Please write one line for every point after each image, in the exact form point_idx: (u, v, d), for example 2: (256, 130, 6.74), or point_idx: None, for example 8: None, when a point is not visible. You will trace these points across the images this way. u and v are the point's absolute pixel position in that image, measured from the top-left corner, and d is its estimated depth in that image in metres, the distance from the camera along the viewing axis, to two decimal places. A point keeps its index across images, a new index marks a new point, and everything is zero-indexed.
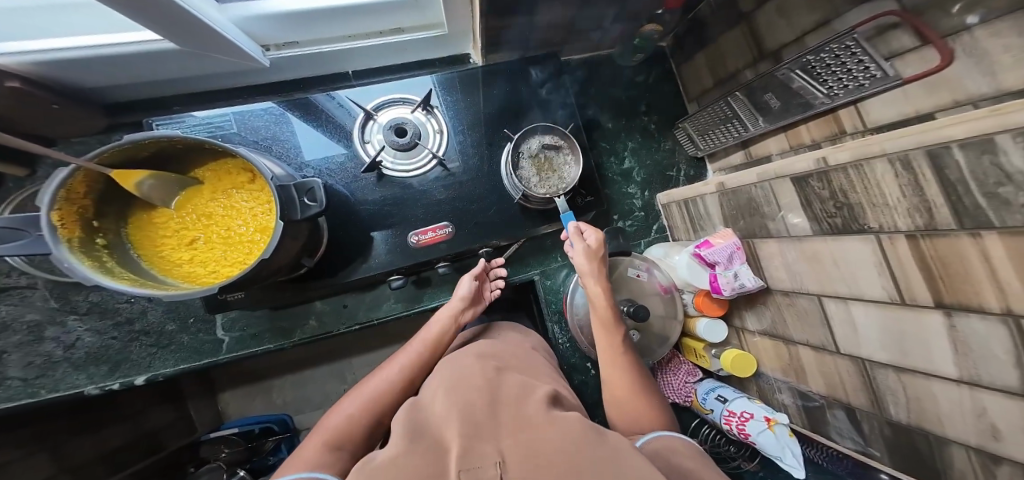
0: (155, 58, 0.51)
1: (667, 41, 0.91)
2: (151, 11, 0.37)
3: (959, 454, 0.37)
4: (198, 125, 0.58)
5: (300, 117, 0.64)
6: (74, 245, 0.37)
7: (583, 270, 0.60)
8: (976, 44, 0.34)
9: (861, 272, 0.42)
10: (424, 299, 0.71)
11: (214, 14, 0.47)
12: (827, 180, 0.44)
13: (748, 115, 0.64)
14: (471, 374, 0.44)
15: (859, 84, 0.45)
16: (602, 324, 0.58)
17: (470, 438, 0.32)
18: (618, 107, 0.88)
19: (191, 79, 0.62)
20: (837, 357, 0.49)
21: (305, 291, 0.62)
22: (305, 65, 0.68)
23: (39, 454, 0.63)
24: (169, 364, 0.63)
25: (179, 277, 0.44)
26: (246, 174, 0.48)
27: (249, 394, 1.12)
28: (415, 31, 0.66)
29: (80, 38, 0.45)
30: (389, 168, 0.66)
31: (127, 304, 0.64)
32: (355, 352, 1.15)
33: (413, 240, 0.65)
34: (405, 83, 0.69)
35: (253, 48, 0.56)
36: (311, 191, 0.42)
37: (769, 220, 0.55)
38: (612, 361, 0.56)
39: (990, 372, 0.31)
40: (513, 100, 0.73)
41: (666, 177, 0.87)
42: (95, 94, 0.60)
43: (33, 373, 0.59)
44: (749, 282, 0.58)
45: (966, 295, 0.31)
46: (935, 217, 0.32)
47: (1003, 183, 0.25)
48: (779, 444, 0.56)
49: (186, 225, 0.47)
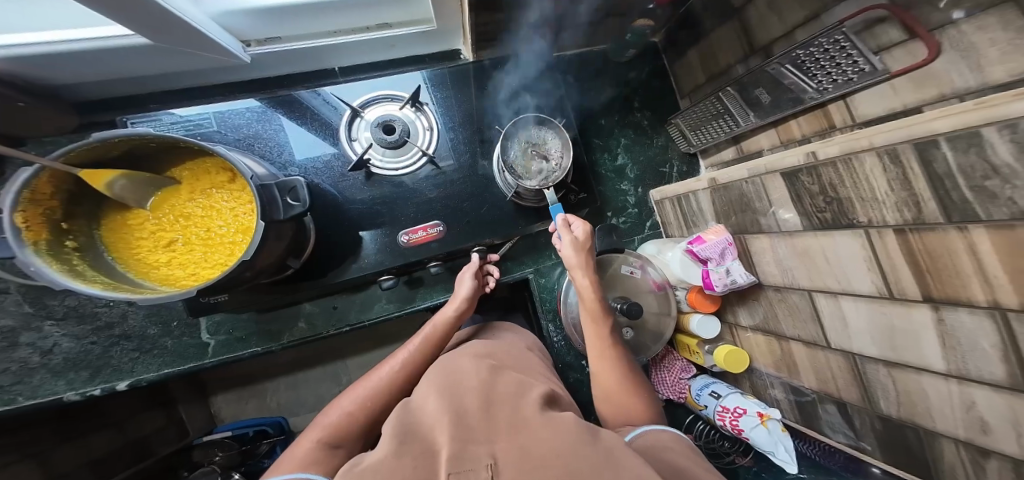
0: (129, 54, 0.49)
1: (659, 37, 0.90)
2: (127, 9, 0.35)
3: (949, 448, 0.37)
4: (175, 124, 0.56)
5: (285, 114, 0.62)
6: (40, 248, 0.36)
7: (572, 262, 0.59)
8: (962, 37, 0.34)
9: (851, 267, 0.42)
10: (417, 299, 0.70)
11: (191, 10, 0.45)
12: (816, 175, 0.43)
13: (739, 111, 0.63)
14: (465, 375, 0.43)
15: (847, 78, 0.45)
16: (591, 317, 0.57)
17: (461, 440, 0.31)
18: (611, 103, 0.88)
19: (170, 75, 0.60)
20: (828, 352, 0.49)
21: (292, 293, 0.60)
22: (288, 61, 0.66)
23: (22, 461, 0.62)
24: (152, 368, 0.62)
25: (156, 280, 0.43)
26: (225, 173, 0.46)
27: (241, 397, 1.10)
28: (402, 27, 0.65)
29: (43, 33, 0.43)
30: (378, 166, 0.65)
31: (106, 308, 0.63)
32: (350, 353, 1.14)
33: (403, 239, 0.64)
34: (392, 80, 0.68)
35: (232, 44, 0.54)
36: (294, 190, 0.41)
37: (760, 216, 0.55)
38: (601, 354, 0.55)
39: (979, 366, 0.30)
40: (504, 97, 0.73)
41: (659, 174, 0.87)
42: (65, 92, 0.58)
43: (9, 380, 0.57)
44: (741, 279, 0.57)
45: (954, 290, 0.31)
46: (923, 211, 0.32)
47: (990, 176, 0.25)
48: (773, 440, 0.56)
49: (163, 226, 0.46)
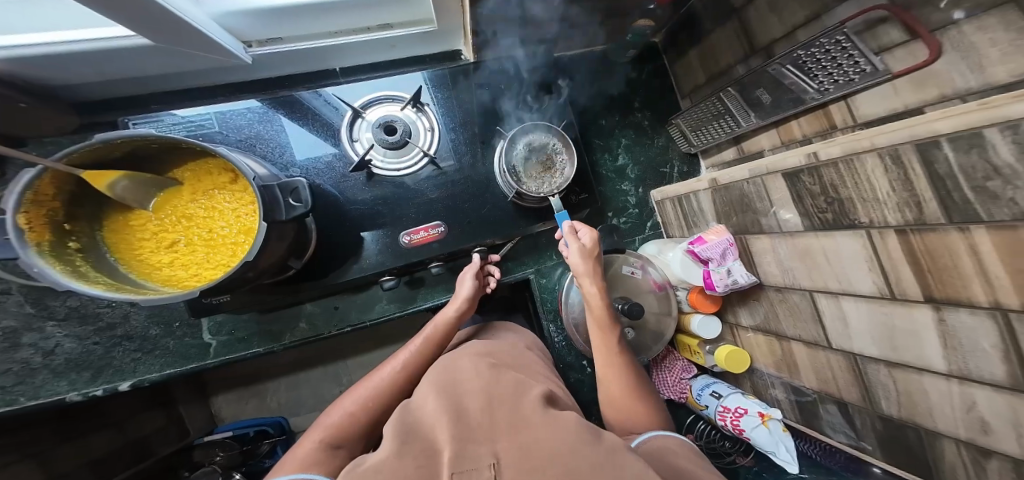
0: (130, 54, 0.49)
1: (659, 37, 0.90)
2: (129, 9, 0.35)
3: (949, 448, 0.37)
4: (177, 124, 0.56)
5: (286, 115, 0.62)
6: (43, 249, 0.36)
7: (579, 270, 0.59)
8: (963, 38, 0.34)
9: (852, 267, 0.42)
10: (418, 299, 0.70)
11: (192, 10, 0.45)
12: (817, 175, 0.44)
13: (740, 112, 0.63)
14: (466, 375, 0.43)
15: (849, 79, 0.45)
16: (599, 326, 0.58)
17: (463, 440, 0.31)
18: (612, 104, 0.88)
19: (171, 75, 0.60)
20: (829, 352, 0.49)
21: (293, 293, 0.60)
22: (289, 61, 0.66)
23: (23, 462, 0.62)
24: (154, 369, 0.62)
25: (159, 281, 0.43)
26: (227, 174, 0.46)
27: (242, 398, 1.10)
28: (403, 28, 0.65)
29: (45, 34, 0.43)
30: (379, 167, 0.65)
31: (107, 309, 0.63)
32: (351, 353, 1.14)
33: (404, 240, 0.64)
34: (393, 80, 0.68)
35: (233, 44, 0.54)
36: (296, 191, 0.41)
37: (762, 217, 0.55)
38: (608, 361, 0.56)
39: (980, 366, 0.30)
40: (505, 97, 0.73)
41: (659, 174, 0.87)
42: (66, 92, 0.58)
43: (10, 381, 0.57)
44: (742, 279, 0.57)
45: (955, 290, 0.31)
46: (924, 211, 0.32)
47: (991, 177, 0.25)
48: (774, 440, 0.56)
49: (165, 227, 0.46)
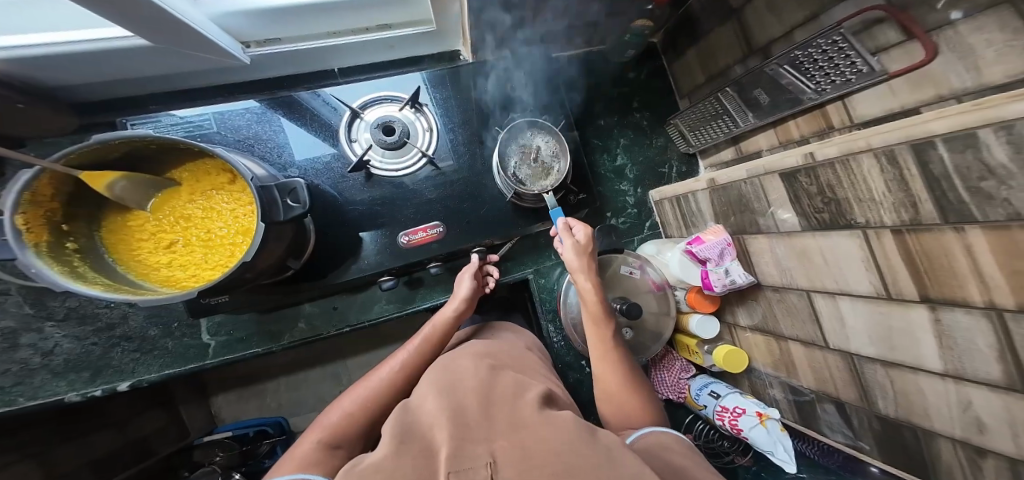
0: (129, 55, 0.50)
1: (658, 37, 0.91)
2: (127, 10, 0.35)
3: (946, 448, 0.37)
4: (175, 125, 0.57)
5: (285, 115, 0.62)
6: (41, 250, 0.36)
7: (574, 266, 0.59)
8: (959, 38, 0.34)
9: (849, 268, 0.42)
10: (417, 299, 0.70)
11: (190, 11, 0.45)
12: (814, 176, 0.44)
13: (738, 112, 0.63)
14: (465, 375, 0.43)
15: (845, 79, 0.45)
16: (592, 320, 0.58)
17: (460, 439, 0.31)
18: (610, 104, 0.88)
19: (169, 76, 0.61)
20: (826, 352, 0.49)
21: (292, 294, 0.61)
22: (288, 62, 0.66)
23: (23, 462, 0.62)
24: (153, 369, 0.62)
25: (157, 281, 0.43)
26: (225, 175, 0.47)
27: (241, 398, 1.10)
28: (402, 28, 0.65)
29: (43, 35, 0.43)
30: (378, 167, 0.65)
31: (106, 309, 0.63)
32: (350, 354, 1.14)
33: (402, 240, 0.64)
34: (392, 81, 0.68)
35: (231, 44, 0.54)
36: (294, 191, 0.41)
37: (759, 217, 0.55)
38: (603, 356, 0.56)
39: (975, 366, 0.31)
40: (504, 97, 0.73)
41: (658, 174, 0.87)
42: (64, 93, 0.58)
43: (9, 381, 0.57)
44: (740, 279, 0.58)
45: (952, 290, 0.31)
46: (920, 212, 0.32)
47: (986, 177, 0.25)
48: (772, 439, 0.56)
49: (163, 227, 0.46)
